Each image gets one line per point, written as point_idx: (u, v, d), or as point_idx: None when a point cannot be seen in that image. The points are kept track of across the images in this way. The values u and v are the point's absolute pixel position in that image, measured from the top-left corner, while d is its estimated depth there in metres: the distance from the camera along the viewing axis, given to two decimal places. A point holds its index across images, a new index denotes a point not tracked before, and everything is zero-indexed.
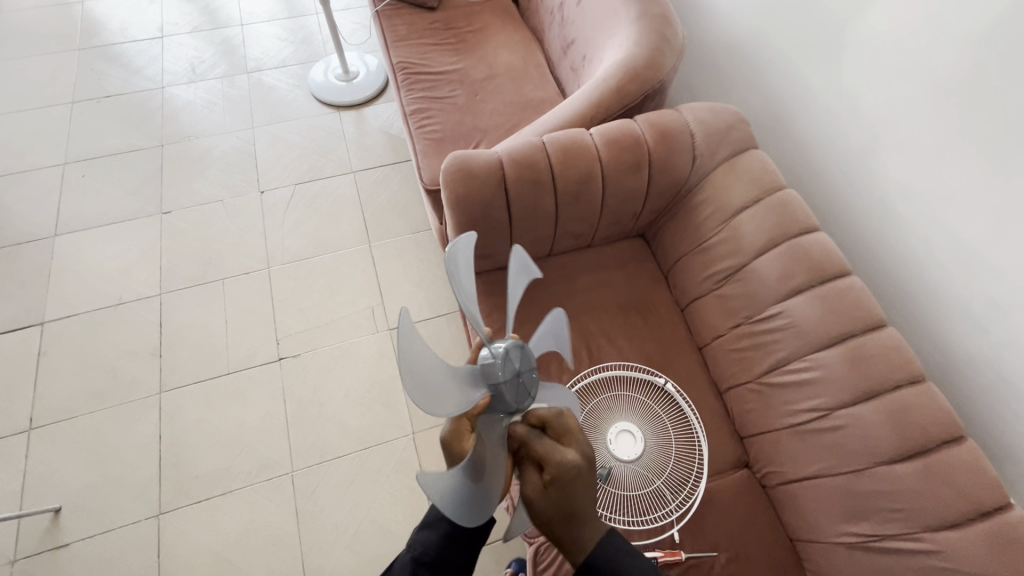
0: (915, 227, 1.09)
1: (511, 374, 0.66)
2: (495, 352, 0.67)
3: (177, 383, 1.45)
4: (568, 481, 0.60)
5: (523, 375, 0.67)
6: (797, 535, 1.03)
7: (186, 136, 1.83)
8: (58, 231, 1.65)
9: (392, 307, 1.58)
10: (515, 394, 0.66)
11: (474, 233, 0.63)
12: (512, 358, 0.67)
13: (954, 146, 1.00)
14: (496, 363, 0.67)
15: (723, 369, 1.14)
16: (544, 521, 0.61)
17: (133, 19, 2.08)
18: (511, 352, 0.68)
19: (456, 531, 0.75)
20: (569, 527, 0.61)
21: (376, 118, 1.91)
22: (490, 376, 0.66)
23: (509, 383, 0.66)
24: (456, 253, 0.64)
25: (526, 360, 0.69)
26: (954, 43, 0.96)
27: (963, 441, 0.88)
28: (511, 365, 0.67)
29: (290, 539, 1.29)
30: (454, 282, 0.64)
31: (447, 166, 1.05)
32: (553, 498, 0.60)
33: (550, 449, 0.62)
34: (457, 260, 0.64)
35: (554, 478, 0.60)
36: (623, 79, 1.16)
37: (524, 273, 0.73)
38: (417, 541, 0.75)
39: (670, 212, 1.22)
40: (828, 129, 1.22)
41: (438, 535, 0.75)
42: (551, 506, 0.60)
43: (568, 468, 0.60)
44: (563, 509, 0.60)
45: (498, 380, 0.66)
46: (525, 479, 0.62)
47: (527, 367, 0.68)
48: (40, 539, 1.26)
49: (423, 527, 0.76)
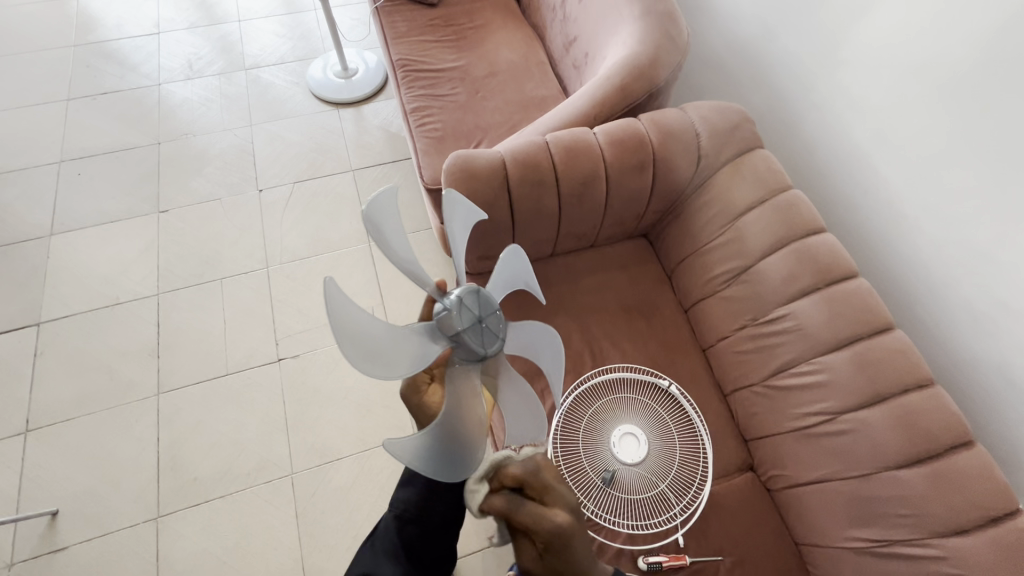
0: (922, 229, 1.07)
1: (473, 320, 0.66)
2: (449, 304, 0.66)
3: (175, 384, 1.43)
4: (559, 546, 0.60)
5: (485, 318, 0.67)
6: (803, 539, 1.02)
7: (184, 134, 1.81)
8: (55, 230, 1.63)
9: (392, 306, 1.56)
10: (481, 340, 0.66)
11: (392, 186, 0.63)
12: (470, 303, 0.66)
13: (961, 146, 0.98)
14: (452, 315, 0.65)
15: (728, 372, 1.13)
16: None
17: (129, 16, 2.05)
18: (466, 298, 0.66)
19: (435, 488, 0.73)
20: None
21: (375, 116, 1.89)
22: (454, 328, 0.65)
23: (471, 331, 0.65)
24: (379, 212, 0.64)
25: (486, 302, 0.68)
26: (963, 42, 0.94)
27: (972, 446, 0.87)
28: (470, 311, 0.66)
29: (290, 543, 1.28)
30: (379, 239, 0.64)
31: (448, 165, 1.04)
32: (551, 566, 0.61)
33: (533, 519, 0.60)
34: (382, 219, 0.64)
35: (548, 545, 0.60)
36: (627, 77, 1.14)
37: (464, 218, 0.73)
38: (398, 500, 0.74)
39: (675, 212, 1.21)
40: (833, 128, 1.21)
41: (416, 491, 0.73)
42: (551, 572, 0.61)
43: (559, 532, 0.60)
44: (562, 574, 0.61)
45: (458, 330, 0.64)
46: (521, 549, 0.63)
47: (486, 312, 0.67)
48: (38, 543, 1.25)
49: (402, 485, 0.75)
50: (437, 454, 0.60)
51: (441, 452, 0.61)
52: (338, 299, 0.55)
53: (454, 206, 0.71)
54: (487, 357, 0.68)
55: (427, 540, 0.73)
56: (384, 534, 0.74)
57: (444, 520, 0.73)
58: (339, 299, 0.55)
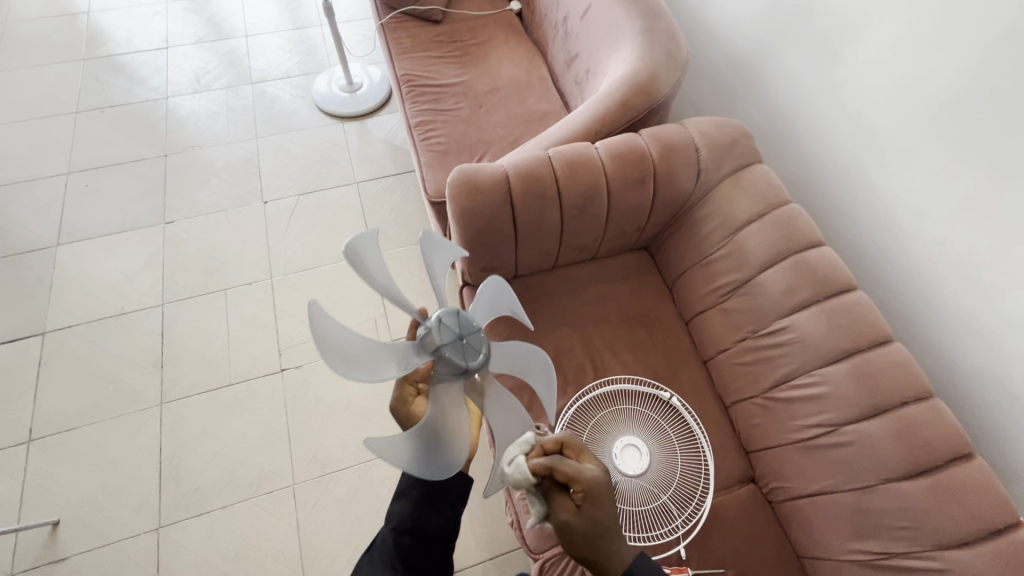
0: (920, 242, 1.09)
1: (452, 335, 0.67)
2: (429, 324, 0.67)
3: (179, 394, 1.44)
4: (599, 494, 0.64)
5: (465, 335, 0.68)
6: (804, 552, 1.02)
7: (190, 146, 1.83)
8: (61, 240, 1.65)
9: (395, 317, 1.57)
10: (461, 355, 0.67)
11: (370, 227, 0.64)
12: (449, 318, 0.68)
13: (957, 161, 1.00)
14: (432, 333, 0.67)
15: (729, 383, 1.14)
16: (584, 541, 0.64)
17: (138, 30, 2.09)
18: (446, 315, 0.68)
19: (435, 498, 0.75)
20: (608, 541, 0.65)
21: (379, 129, 1.91)
22: (433, 343, 0.66)
23: (450, 346, 0.66)
24: (359, 247, 0.65)
25: (466, 319, 0.69)
26: (958, 61, 0.97)
27: (972, 458, 0.88)
28: (450, 327, 0.67)
29: (291, 553, 1.27)
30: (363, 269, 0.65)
31: (452, 180, 1.05)
32: (589, 516, 0.63)
33: (576, 468, 0.64)
34: (362, 252, 0.65)
35: (586, 495, 0.63)
36: (628, 93, 1.16)
37: (442, 254, 0.73)
38: (392, 513, 0.74)
39: (675, 225, 1.22)
40: (831, 143, 1.23)
41: (411, 503, 0.74)
42: (589, 525, 0.63)
43: (596, 483, 0.64)
44: (597, 526, 0.64)
45: (438, 344, 0.66)
46: (558, 509, 0.64)
47: (466, 330, 0.68)
48: (38, 552, 1.25)
49: (396, 499, 0.75)
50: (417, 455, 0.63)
51: (421, 453, 0.63)
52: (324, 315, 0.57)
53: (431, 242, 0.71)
54: (470, 373, 0.68)
55: (424, 550, 0.73)
56: (380, 546, 0.72)
57: (440, 528, 0.75)
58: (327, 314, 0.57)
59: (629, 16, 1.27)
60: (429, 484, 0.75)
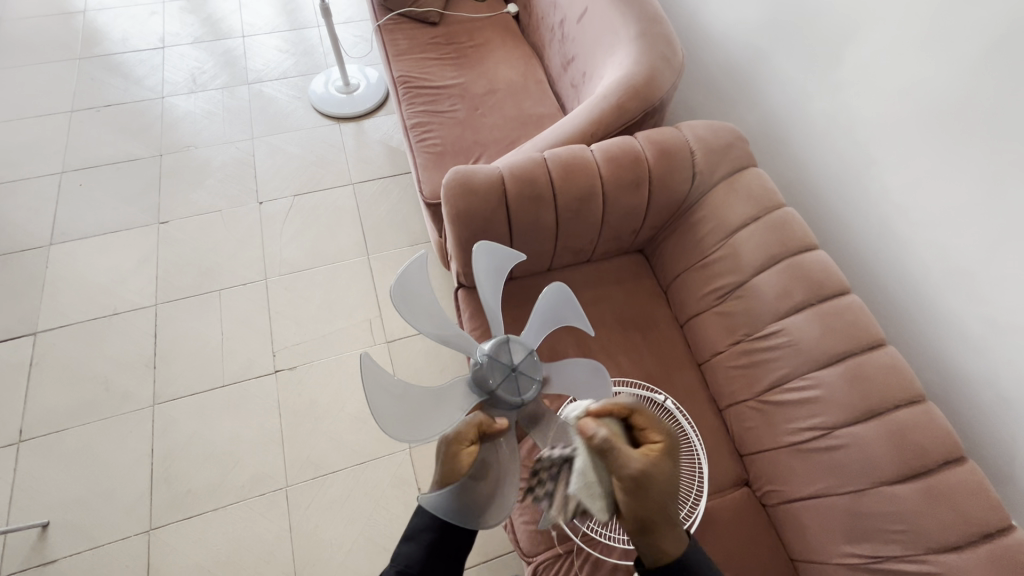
0: (914, 246, 1.09)
1: (507, 359, 0.76)
2: (496, 346, 0.77)
3: (171, 395, 1.43)
4: (671, 447, 0.66)
5: (521, 370, 0.76)
6: (798, 556, 1.02)
7: (185, 146, 1.83)
8: (54, 240, 1.63)
9: (390, 319, 1.57)
10: (501, 378, 0.75)
11: (517, 252, 0.81)
12: (517, 349, 0.77)
13: (950, 166, 1.01)
14: (495, 354, 0.76)
15: (723, 386, 1.14)
16: (652, 496, 0.63)
17: (134, 30, 2.08)
18: (518, 345, 0.78)
19: (442, 546, 0.74)
20: (674, 501, 0.64)
21: (376, 130, 1.91)
22: (491, 351, 0.76)
23: (500, 363, 0.76)
24: (489, 259, 0.81)
25: (534, 363, 0.77)
26: (951, 67, 0.98)
27: (964, 462, 0.88)
28: (513, 353, 0.76)
29: (283, 556, 1.27)
30: (483, 279, 0.82)
31: (448, 181, 1.05)
32: (666, 464, 0.64)
33: (649, 418, 0.68)
34: (489, 265, 0.82)
35: (664, 443, 0.66)
36: (623, 97, 1.17)
37: (554, 311, 0.83)
38: (400, 556, 0.73)
39: (670, 228, 1.22)
40: (825, 148, 1.23)
41: (421, 547, 0.73)
42: (661, 477, 0.63)
43: (671, 435, 0.67)
44: (672, 478, 0.64)
45: (492, 354, 0.76)
46: (629, 455, 0.63)
47: (525, 368, 0.76)
48: (26, 556, 1.24)
49: (404, 541, 0.75)
50: (410, 416, 0.68)
51: (415, 415, 0.69)
52: (408, 280, 0.75)
53: (556, 294, 0.82)
54: (495, 398, 0.75)
55: None
56: None
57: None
58: (412, 280, 0.75)
59: (625, 20, 1.27)
60: (440, 529, 0.74)
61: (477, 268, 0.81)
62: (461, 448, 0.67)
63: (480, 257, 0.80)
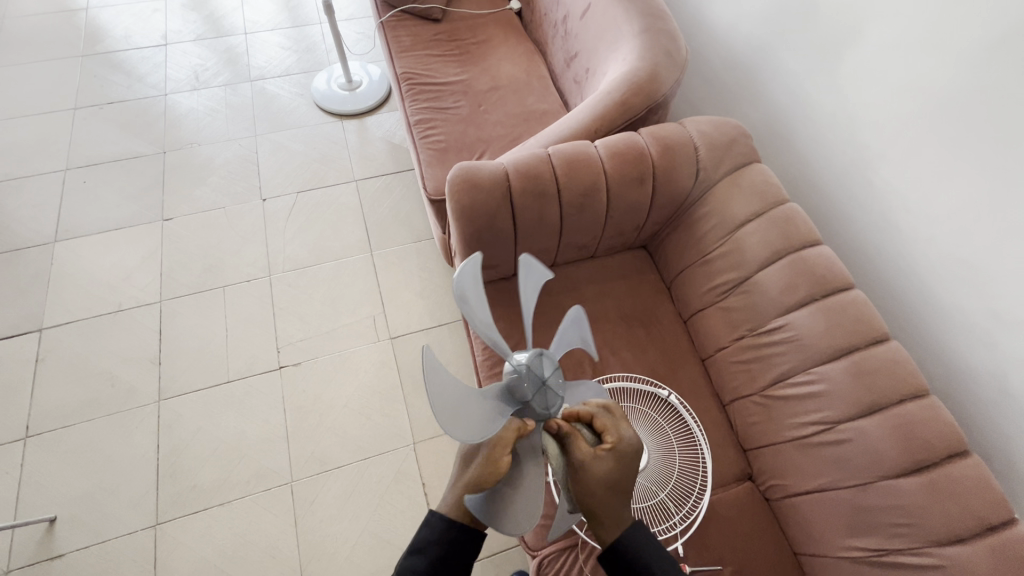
0: (918, 241, 1.09)
1: (541, 371, 0.71)
2: (530, 359, 0.71)
3: (177, 391, 1.44)
4: (626, 454, 0.67)
5: (552, 386, 0.71)
6: (802, 550, 1.02)
7: (188, 144, 1.83)
8: (58, 237, 1.64)
9: (394, 316, 1.57)
10: (536, 390, 0.69)
11: (547, 271, 0.76)
12: (549, 364, 0.72)
13: (954, 162, 1.01)
14: (527, 367, 0.70)
15: (726, 382, 1.15)
16: (592, 491, 0.66)
17: (136, 27, 2.08)
18: (548, 359, 0.73)
19: (449, 561, 0.68)
20: (618, 500, 0.67)
21: (378, 127, 1.91)
22: (527, 361, 0.71)
23: (534, 375, 0.70)
24: (529, 271, 0.74)
25: (560, 380, 0.73)
26: (954, 64, 0.98)
27: (967, 455, 0.88)
28: (545, 367, 0.72)
29: (288, 549, 1.28)
30: (523, 289, 0.75)
31: (452, 178, 1.05)
32: (611, 464, 0.66)
33: (615, 424, 0.70)
34: (530, 275, 0.75)
35: (617, 446, 0.67)
36: (627, 93, 1.17)
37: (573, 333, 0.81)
38: (405, 569, 0.67)
39: (673, 224, 1.23)
40: (829, 143, 1.23)
41: (428, 561, 0.68)
42: (606, 476, 0.66)
43: (629, 442, 0.68)
44: (617, 478, 0.66)
45: (527, 364, 0.70)
46: (580, 448, 0.67)
47: (556, 383, 0.72)
48: (35, 550, 1.25)
49: (411, 552, 0.69)
50: (456, 415, 0.60)
51: (455, 413, 0.60)
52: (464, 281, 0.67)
53: (575, 320, 0.80)
54: (528, 411, 0.69)
55: None
56: None
57: None
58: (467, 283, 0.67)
59: (629, 15, 1.27)
60: (451, 544, 0.69)
61: (522, 279, 0.74)
62: (499, 453, 0.65)
63: (527, 271, 0.74)
